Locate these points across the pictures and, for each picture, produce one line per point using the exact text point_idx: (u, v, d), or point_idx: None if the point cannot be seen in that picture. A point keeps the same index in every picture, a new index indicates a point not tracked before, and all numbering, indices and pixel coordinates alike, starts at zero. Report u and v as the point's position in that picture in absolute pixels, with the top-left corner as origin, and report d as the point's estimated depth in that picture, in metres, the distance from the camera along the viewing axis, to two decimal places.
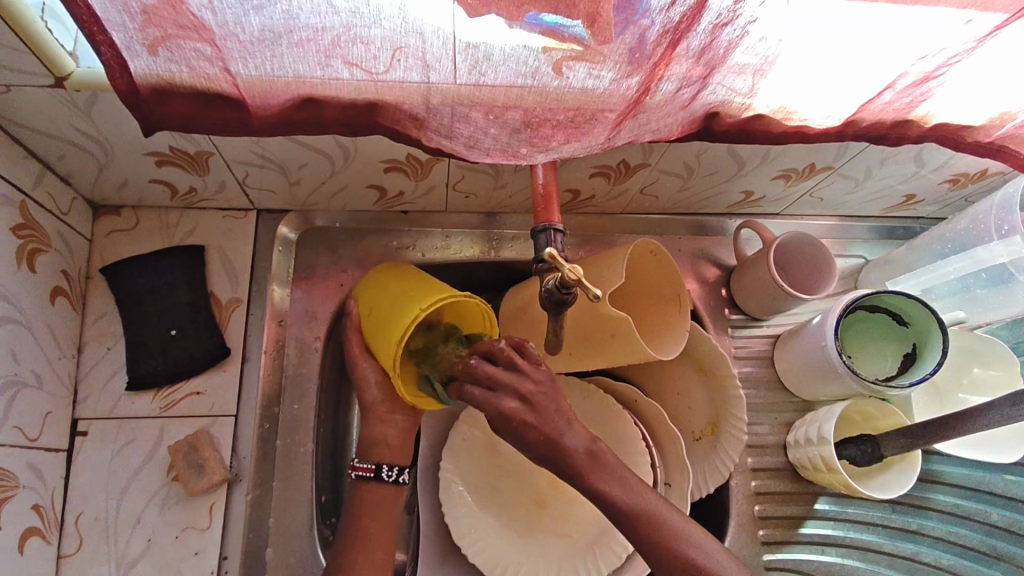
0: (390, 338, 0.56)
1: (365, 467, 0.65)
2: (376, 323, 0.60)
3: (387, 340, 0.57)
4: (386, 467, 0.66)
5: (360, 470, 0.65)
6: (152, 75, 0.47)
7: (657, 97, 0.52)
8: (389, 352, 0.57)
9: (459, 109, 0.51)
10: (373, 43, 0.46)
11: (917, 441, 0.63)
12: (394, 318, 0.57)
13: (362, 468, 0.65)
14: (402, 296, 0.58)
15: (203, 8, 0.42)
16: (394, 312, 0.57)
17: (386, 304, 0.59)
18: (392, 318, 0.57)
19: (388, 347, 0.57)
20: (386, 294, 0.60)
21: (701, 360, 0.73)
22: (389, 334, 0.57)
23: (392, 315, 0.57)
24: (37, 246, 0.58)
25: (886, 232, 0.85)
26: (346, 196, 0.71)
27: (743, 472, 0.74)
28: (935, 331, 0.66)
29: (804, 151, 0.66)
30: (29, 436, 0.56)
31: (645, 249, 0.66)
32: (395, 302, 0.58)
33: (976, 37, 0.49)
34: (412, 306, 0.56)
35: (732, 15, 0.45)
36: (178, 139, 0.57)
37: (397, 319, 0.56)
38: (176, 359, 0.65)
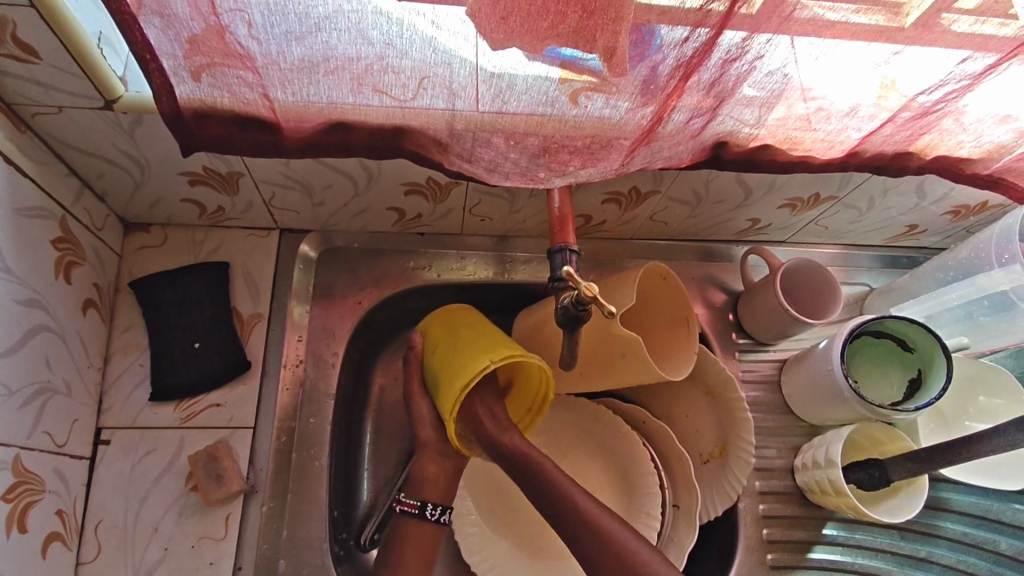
0: (453, 388, 0.62)
1: (411, 503, 0.67)
2: (437, 354, 0.67)
3: (450, 392, 0.62)
4: (431, 506, 0.67)
5: (404, 506, 0.67)
6: (195, 99, 0.50)
7: (668, 127, 0.55)
8: (453, 402, 0.62)
9: (480, 135, 0.54)
10: (403, 72, 0.49)
11: (925, 465, 0.63)
12: (460, 371, 0.62)
13: (407, 504, 0.67)
14: (474, 343, 0.64)
15: (248, 39, 0.46)
16: (457, 356, 0.64)
17: (451, 343, 0.66)
18: (461, 368, 0.62)
19: (452, 398, 0.62)
20: (452, 336, 0.66)
21: (710, 383, 0.75)
22: (454, 386, 0.62)
23: (461, 364, 0.63)
24: (74, 259, 0.61)
25: (890, 261, 0.87)
26: (367, 217, 0.73)
27: (751, 495, 0.74)
28: (939, 356, 0.68)
29: (808, 180, 0.69)
30: (57, 442, 0.58)
31: (655, 272, 0.68)
32: (464, 351, 0.63)
33: (971, 76, 0.52)
34: (479, 363, 0.61)
35: (740, 52, 0.48)
36: (212, 160, 0.60)
37: (465, 369, 0.62)
38: (198, 371, 0.66)
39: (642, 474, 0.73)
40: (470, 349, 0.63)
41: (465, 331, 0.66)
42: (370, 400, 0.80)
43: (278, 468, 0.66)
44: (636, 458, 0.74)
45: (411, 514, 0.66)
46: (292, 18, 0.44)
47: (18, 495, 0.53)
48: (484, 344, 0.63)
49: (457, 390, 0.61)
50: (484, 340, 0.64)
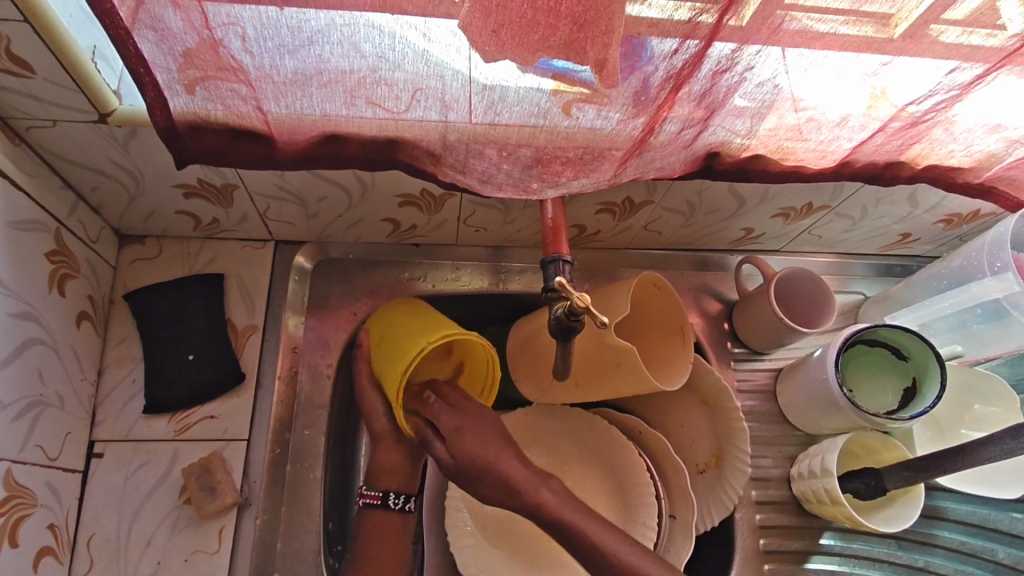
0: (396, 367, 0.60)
1: (373, 495, 0.67)
2: (379, 343, 0.66)
3: (395, 372, 0.60)
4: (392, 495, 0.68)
5: (367, 498, 0.67)
6: (189, 112, 0.51)
7: (660, 137, 0.55)
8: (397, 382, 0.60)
9: (473, 146, 0.54)
10: (396, 84, 0.49)
11: (921, 474, 0.63)
12: (400, 351, 0.61)
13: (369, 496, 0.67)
14: (412, 326, 0.63)
15: (241, 53, 0.46)
16: (395, 338, 0.63)
17: (388, 329, 0.65)
18: (400, 349, 0.61)
19: (396, 376, 0.60)
20: (393, 318, 0.65)
21: (705, 393, 0.75)
22: (397, 367, 0.61)
23: (398, 345, 0.62)
24: (68, 271, 0.61)
25: (884, 269, 0.87)
26: (361, 228, 0.73)
27: (748, 505, 0.74)
28: (933, 365, 0.68)
29: (801, 190, 0.69)
30: (49, 455, 0.58)
31: (649, 282, 0.68)
32: (400, 332, 0.63)
33: (959, 86, 0.52)
34: (419, 343, 0.60)
35: (730, 63, 0.48)
36: (207, 172, 0.60)
37: (404, 349, 0.61)
38: (193, 383, 0.66)
39: (638, 484, 0.73)
40: (409, 329, 0.62)
41: (401, 314, 0.65)
42: None
43: (272, 480, 0.66)
44: (632, 469, 0.74)
45: (376, 505, 0.67)
46: (285, 32, 0.44)
47: (9, 509, 0.52)
48: (425, 326, 0.62)
49: (400, 368, 0.60)
50: (424, 322, 0.63)
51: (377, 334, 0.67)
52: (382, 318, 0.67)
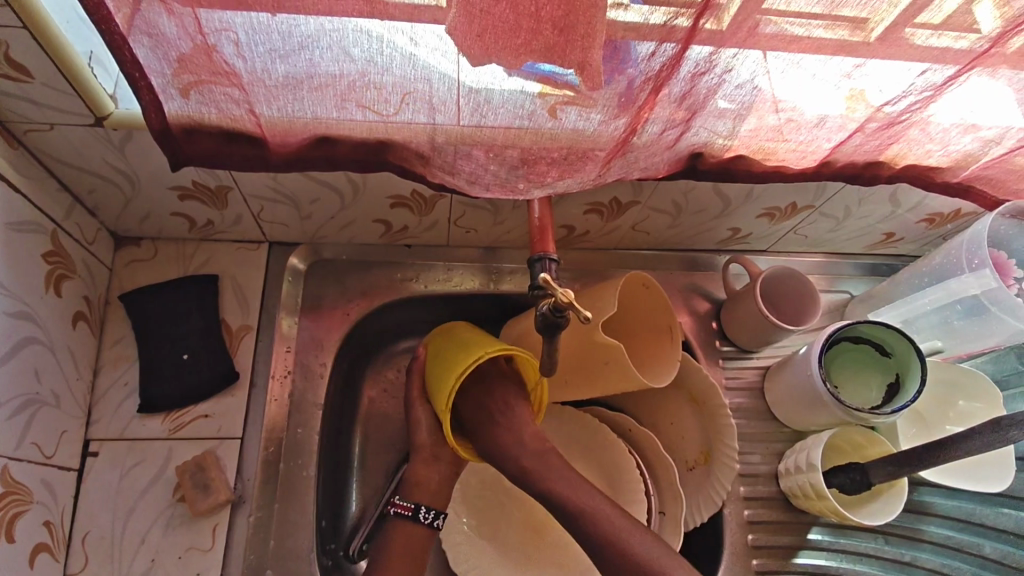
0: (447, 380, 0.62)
1: (405, 505, 0.66)
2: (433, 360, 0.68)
3: (445, 384, 0.62)
4: (424, 509, 0.67)
5: (398, 508, 0.66)
6: (184, 115, 0.52)
7: (643, 138, 0.56)
8: (445, 395, 0.62)
9: (461, 148, 0.56)
10: (385, 88, 0.50)
11: (904, 468, 0.64)
12: (451, 364, 0.63)
13: (402, 506, 0.66)
14: (464, 343, 0.65)
15: (233, 57, 0.47)
16: (448, 354, 0.65)
17: (441, 346, 0.68)
18: (451, 364, 0.63)
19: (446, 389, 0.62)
20: (454, 333, 0.68)
21: (694, 390, 0.76)
22: (446, 379, 0.63)
23: (450, 360, 0.64)
24: (64, 272, 0.62)
25: (870, 269, 0.89)
26: (354, 229, 0.75)
27: (736, 501, 0.75)
28: (914, 361, 0.69)
29: (785, 190, 0.71)
30: (45, 453, 0.58)
31: (637, 280, 0.69)
32: (453, 348, 0.65)
33: (932, 87, 0.54)
34: (470, 355, 0.62)
35: (708, 65, 0.50)
36: (201, 174, 0.61)
37: (456, 363, 0.63)
38: (187, 382, 0.67)
39: (627, 481, 0.74)
40: (462, 345, 0.64)
41: (459, 333, 0.68)
42: (359, 411, 0.81)
43: (265, 478, 0.67)
44: (622, 466, 0.75)
45: (406, 516, 0.66)
46: (276, 37, 0.46)
47: (5, 506, 0.53)
48: (477, 342, 0.64)
49: (449, 382, 0.62)
50: (478, 339, 0.65)
51: (431, 350, 0.69)
52: (438, 336, 0.69)
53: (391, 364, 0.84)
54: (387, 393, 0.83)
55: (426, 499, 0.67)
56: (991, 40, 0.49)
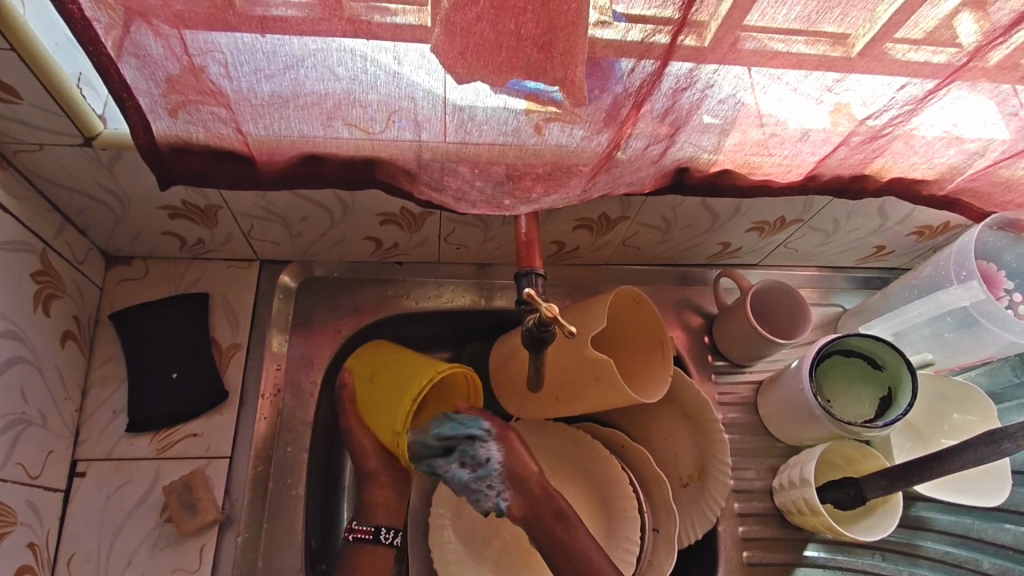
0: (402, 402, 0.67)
1: (365, 529, 0.70)
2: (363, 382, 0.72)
3: (396, 416, 0.68)
4: (384, 530, 0.71)
5: (359, 532, 0.70)
6: (172, 135, 0.53)
7: (627, 153, 0.57)
8: (402, 421, 0.67)
9: (447, 165, 0.56)
10: (370, 106, 0.51)
11: (899, 482, 0.64)
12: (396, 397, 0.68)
13: (361, 531, 0.70)
14: (405, 363, 0.70)
15: (220, 77, 0.48)
16: (379, 382, 0.70)
17: (365, 373, 0.72)
18: (387, 393, 0.69)
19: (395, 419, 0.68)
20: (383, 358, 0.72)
21: (688, 406, 0.75)
22: (389, 412, 0.69)
23: (383, 389, 0.70)
24: (53, 291, 0.62)
25: (863, 282, 0.89)
26: (345, 247, 0.75)
27: (731, 517, 0.74)
28: (906, 375, 0.69)
29: (773, 204, 0.71)
30: (30, 473, 0.58)
31: (629, 296, 0.69)
32: (381, 374, 0.70)
33: (912, 101, 0.54)
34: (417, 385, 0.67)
35: (689, 81, 0.50)
36: (190, 193, 0.62)
37: (393, 391, 0.69)
38: (176, 401, 0.67)
39: (621, 498, 0.73)
40: (410, 373, 0.69)
41: (372, 354, 0.73)
42: None
43: (254, 498, 0.66)
44: (615, 481, 0.74)
45: (366, 539, 0.70)
46: (261, 57, 0.46)
47: None
48: (416, 367, 0.69)
49: (399, 411, 0.68)
50: (409, 366, 0.70)
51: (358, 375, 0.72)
52: (358, 362, 0.72)
53: None
54: None
55: (384, 520, 0.72)
56: (968, 54, 0.50)
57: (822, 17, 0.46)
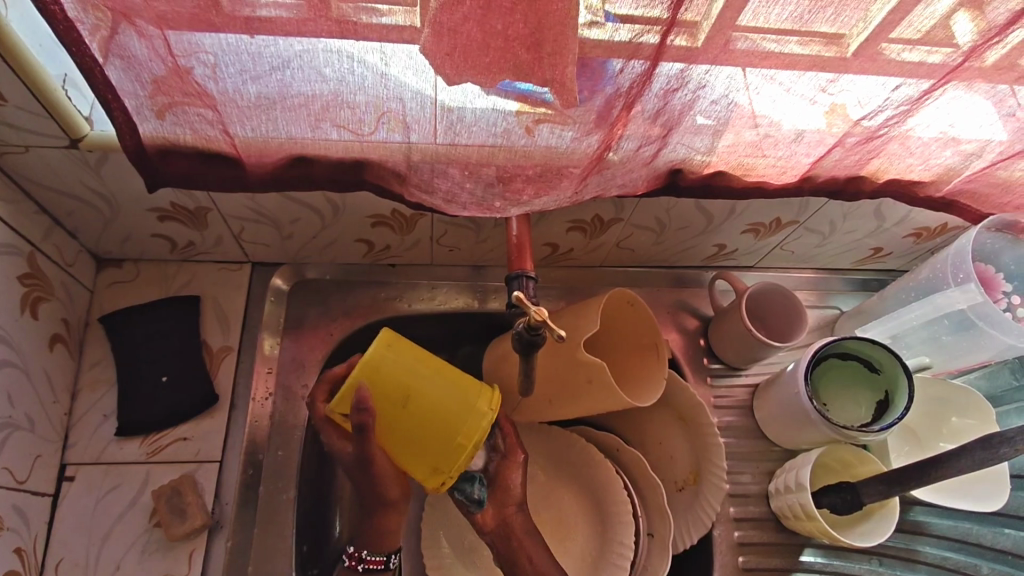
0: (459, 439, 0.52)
1: (376, 559, 0.62)
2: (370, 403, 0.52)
3: (446, 458, 0.53)
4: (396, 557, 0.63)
5: (370, 563, 0.62)
6: (159, 136, 0.52)
7: (619, 154, 0.56)
8: (453, 462, 0.53)
9: (437, 166, 0.56)
10: (358, 107, 0.50)
11: (895, 487, 0.63)
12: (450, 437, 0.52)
13: (372, 560, 0.62)
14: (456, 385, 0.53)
15: (206, 79, 0.47)
16: (412, 414, 0.52)
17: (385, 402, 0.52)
18: (430, 433, 0.52)
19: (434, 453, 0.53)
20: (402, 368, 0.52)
21: (682, 409, 0.75)
22: (426, 450, 0.53)
23: (421, 423, 0.52)
24: (41, 294, 0.61)
25: (861, 284, 0.88)
26: (337, 249, 0.74)
27: (726, 522, 0.73)
28: (903, 378, 0.68)
29: (768, 206, 0.70)
30: (17, 478, 0.58)
31: (622, 298, 0.68)
32: (414, 404, 0.52)
33: (908, 101, 0.54)
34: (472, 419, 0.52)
35: (680, 82, 0.50)
36: (179, 196, 0.61)
37: (433, 428, 0.52)
38: (166, 405, 0.66)
39: (615, 502, 0.72)
40: (442, 395, 0.53)
41: (399, 370, 0.52)
42: None
43: (244, 502, 0.66)
44: (609, 486, 0.73)
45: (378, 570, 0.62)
46: (246, 58, 0.46)
47: None
48: (462, 388, 0.53)
49: (441, 448, 0.52)
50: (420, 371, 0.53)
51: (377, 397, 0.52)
52: (373, 379, 0.51)
53: None
54: None
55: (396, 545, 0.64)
56: (964, 54, 0.49)
57: (814, 16, 0.45)
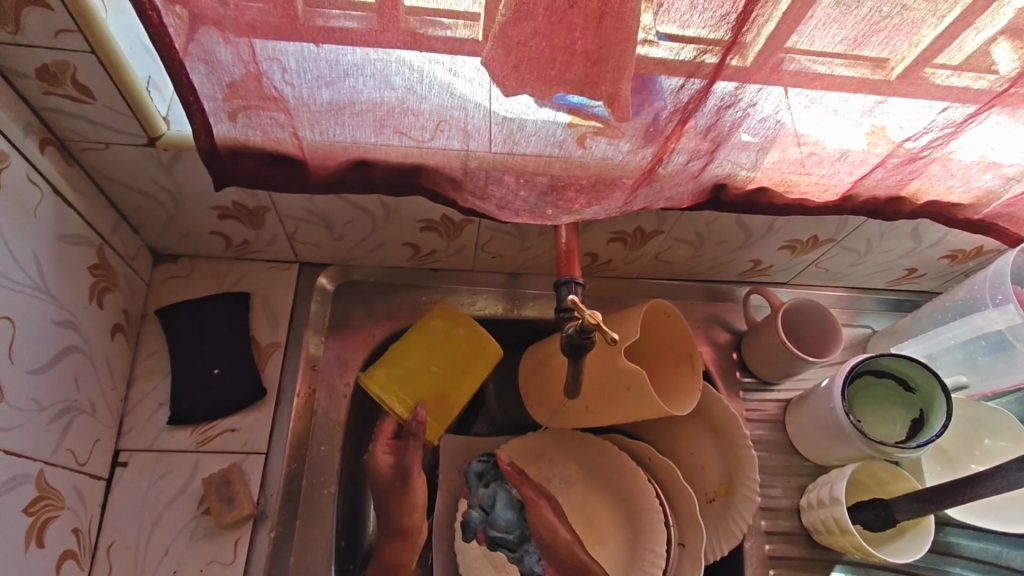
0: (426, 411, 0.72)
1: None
2: (452, 346, 0.74)
3: (403, 391, 0.72)
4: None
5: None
6: (231, 137, 0.55)
7: (669, 168, 0.58)
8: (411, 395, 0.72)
9: (493, 174, 0.58)
10: (422, 115, 0.53)
11: (929, 506, 0.64)
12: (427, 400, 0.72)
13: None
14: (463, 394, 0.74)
15: (282, 84, 0.50)
16: (448, 374, 0.73)
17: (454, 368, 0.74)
18: (419, 386, 0.73)
19: (416, 387, 0.73)
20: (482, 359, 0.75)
21: (715, 421, 0.76)
22: (414, 387, 0.73)
23: (421, 379, 0.73)
24: (107, 285, 0.64)
25: (893, 305, 0.89)
26: (383, 252, 0.77)
27: (757, 534, 0.74)
28: (940, 397, 0.69)
29: (806, 223, 0.72)
30: (78, 460, 0.60)
31: (660, 309, 0.70)
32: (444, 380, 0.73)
33: (954, 123, 0.55)
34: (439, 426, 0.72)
35: (734, 99, 0.52)
36: (242, 195, 0.64)
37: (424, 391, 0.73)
38: (216, 396, 0.69)
39: (647, 511, 0.73)
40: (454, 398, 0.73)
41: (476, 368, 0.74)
42: None
43: (288, 494, 0.67)
44: (642, 496, 0.74)
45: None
46: (323, 66, 0.48)
47: (39, 509, 0.54)
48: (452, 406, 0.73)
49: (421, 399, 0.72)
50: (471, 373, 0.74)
51: (433, 328, 0.75)
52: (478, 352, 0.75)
53: None
54: None
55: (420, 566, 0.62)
56: (1010, 81, 0.51)
57: (866, 40, 0.47)
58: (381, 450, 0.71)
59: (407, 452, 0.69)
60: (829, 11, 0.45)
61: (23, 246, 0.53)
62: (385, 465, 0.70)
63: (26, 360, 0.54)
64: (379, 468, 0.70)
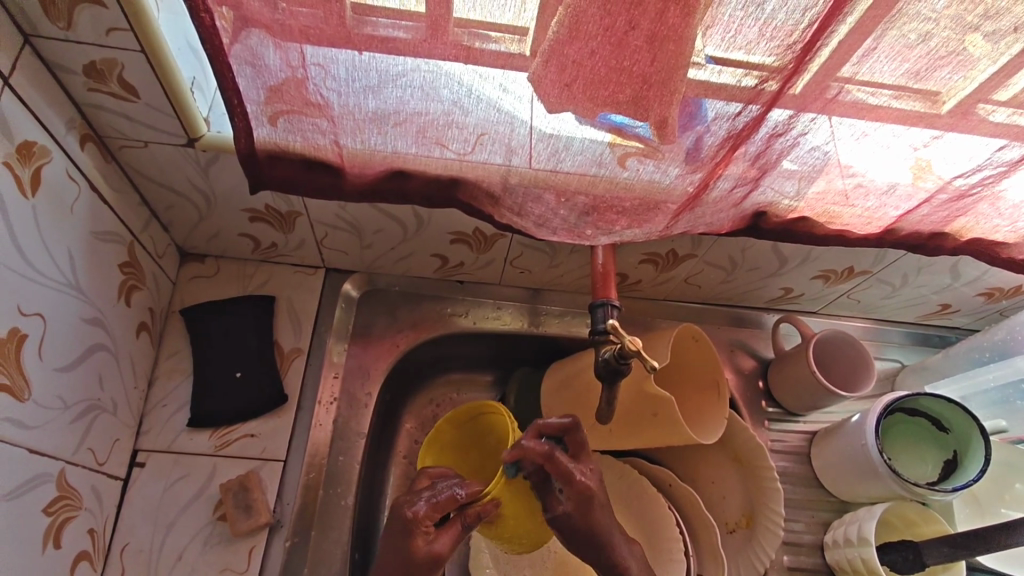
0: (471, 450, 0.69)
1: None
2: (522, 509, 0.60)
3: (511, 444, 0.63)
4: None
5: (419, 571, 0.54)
6: (270, 141, 0.54)
7: (713, 193, 0.57)
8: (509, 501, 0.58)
9: (532, 190, 0.57)
10: (466, 128, 0.52)
11: (960, 551, 0.61)
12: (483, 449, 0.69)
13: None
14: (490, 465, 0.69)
15: (330, 92, 0.50)
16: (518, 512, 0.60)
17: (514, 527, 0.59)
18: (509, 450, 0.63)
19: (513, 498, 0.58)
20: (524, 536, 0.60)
21: (739, 451, 0.74)
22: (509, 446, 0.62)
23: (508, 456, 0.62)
24: (135, 283, 0.64)
25: (922, 338, 0.87)
26: (410, 262, 0.76)
27: (779, 570, 0.73)
28: (977, 439, 0.67)
29: (843, 254, 0.71)
30: (98, 459, 0.59)
31: (688, 333, 0.69)
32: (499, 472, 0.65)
33: (1007, 162, 0.54)
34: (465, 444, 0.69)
35: (786, 127, 0.51)
36: (276, 199, 0.64)
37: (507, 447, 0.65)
38: (237, 400, 0.68)
39: (666, 539, 0.71)
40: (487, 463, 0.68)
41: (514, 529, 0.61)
42: (397, 444, 0.82)
43: (304, 503, 0.66)
44: (663, 524, 0.72)
45: None
46: (372, 75, 0.48)
47: (58, 509, 0.54)
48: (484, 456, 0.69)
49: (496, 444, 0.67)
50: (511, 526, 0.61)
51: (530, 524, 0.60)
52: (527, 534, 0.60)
53: (430, 397, 0.85)
54: (426, 426, 0.84)
55: None
56: None
57: (928, 73, 0.45)
58: (428, 508, 0.54)
59: (446, 533, 0.54)
60: (893, 43, 0.43)
61: (59, 242, 0.52)
62: (424, 543, 0.53)
63: (53, 357, 0.53)
64: (414, 529, 0.53)
